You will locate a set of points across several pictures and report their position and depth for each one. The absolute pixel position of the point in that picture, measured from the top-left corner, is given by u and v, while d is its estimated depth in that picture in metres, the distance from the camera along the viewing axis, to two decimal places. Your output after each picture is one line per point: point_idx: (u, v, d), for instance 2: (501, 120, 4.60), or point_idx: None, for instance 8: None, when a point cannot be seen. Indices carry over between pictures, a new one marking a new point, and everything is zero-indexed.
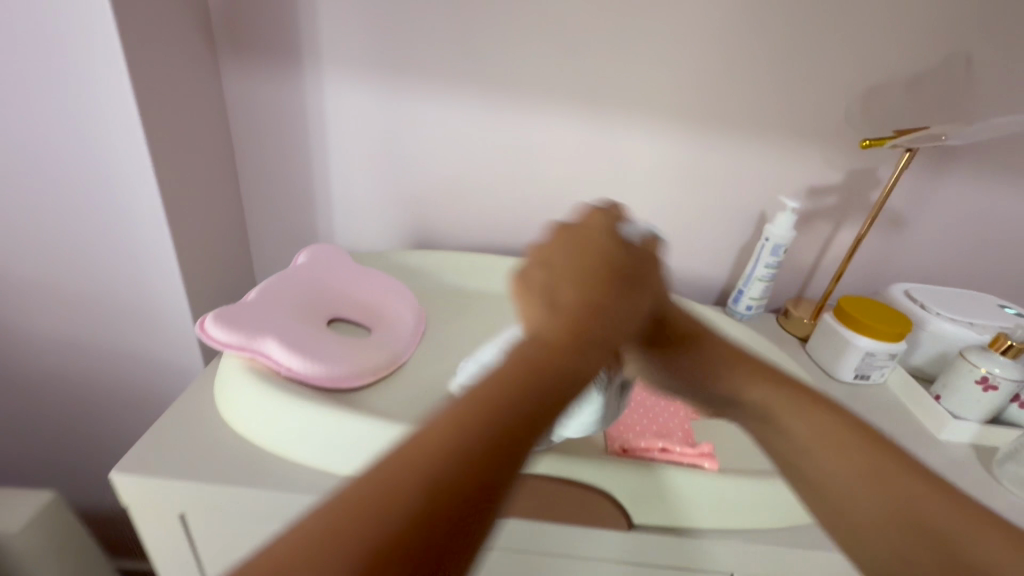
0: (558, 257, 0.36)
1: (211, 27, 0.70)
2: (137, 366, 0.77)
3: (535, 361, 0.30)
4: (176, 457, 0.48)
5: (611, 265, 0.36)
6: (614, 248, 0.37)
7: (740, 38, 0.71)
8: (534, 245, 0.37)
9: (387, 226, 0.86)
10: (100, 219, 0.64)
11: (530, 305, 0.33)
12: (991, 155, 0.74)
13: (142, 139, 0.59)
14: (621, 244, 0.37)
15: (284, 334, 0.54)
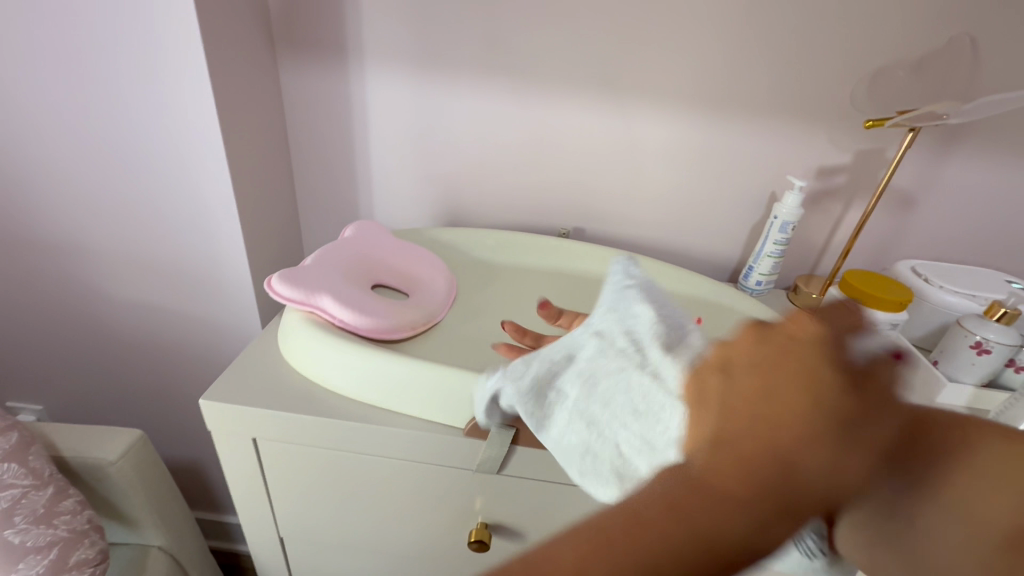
0: (665, 365, 0.34)
1: (271, 28, 0.80)
2: (207, 328, 0.89)
3: (613, 502, 0.28)
4: (252, 390, 0.58)
5: (703, 356, 0.33)
6: (718, 339, 0.33)
7: (749, 28, 0.76)
8: (591, 335, 0.38)
9: (422, 207, 0.95)
10: (181, 196, 0.75)
11: (626, 416, 0.33)
12: (997, 135, 0.77)
13: (216, 125, 0.69)
14: (732, 338, 0.34)
15: (338, 293, 0.63)
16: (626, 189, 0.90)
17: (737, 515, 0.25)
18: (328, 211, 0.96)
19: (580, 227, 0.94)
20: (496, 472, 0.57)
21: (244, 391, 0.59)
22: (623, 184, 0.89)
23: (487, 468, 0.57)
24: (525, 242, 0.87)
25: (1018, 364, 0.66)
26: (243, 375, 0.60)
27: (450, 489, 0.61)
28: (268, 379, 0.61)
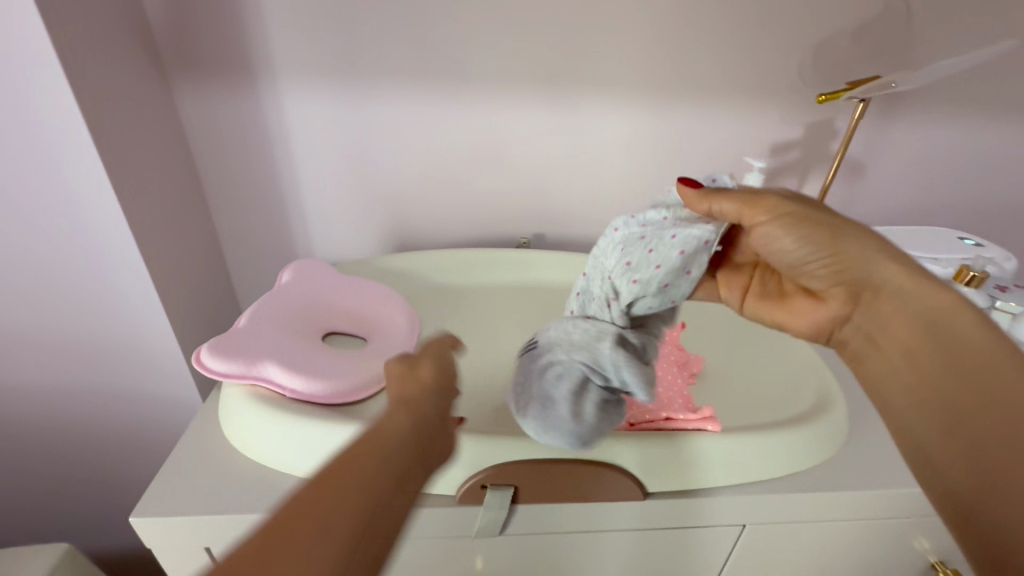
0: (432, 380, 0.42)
1: (156, 50, 0.68)
2: (131, 406, 0.76)
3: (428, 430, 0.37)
4: (194, 492, 0.49)
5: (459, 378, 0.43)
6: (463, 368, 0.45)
7: (691, 7, 0.72)
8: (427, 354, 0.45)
9: (366, 232, 0.86)
10: (72, 263, 0.63)
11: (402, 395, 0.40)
12: (936, 96, 0.77)
13: (104, 176, 0.58)
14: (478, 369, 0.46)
15: (284, 356, 0.54)
16: (583, 188, 0.85)
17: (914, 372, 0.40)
18: (258, 250, 0.85)
19: (540, 233, 0.88)
20: (497, 533, 0.52)
21: (186, 496, 0.49)
22: (578, 183, 0.84)
23: (488, 532, 0.52)
24: (485, 259, 0.80)
25: None
26: (181, 474, 0.51)
27: (446, 559, 0.54)
28: (214, 475, 0.51)
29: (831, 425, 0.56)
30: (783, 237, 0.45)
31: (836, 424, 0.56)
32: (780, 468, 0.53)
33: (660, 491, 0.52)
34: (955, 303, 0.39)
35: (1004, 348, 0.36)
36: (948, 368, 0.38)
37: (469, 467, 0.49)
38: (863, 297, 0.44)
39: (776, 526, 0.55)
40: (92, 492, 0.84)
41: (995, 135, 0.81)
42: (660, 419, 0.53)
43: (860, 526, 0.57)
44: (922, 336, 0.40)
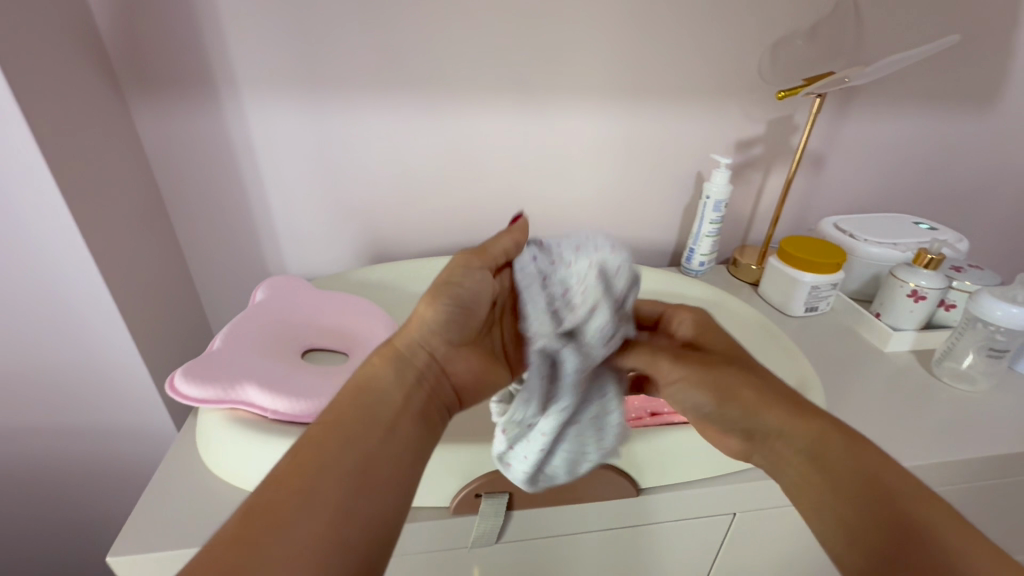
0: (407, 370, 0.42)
1: (110, 66, 0.65)
2: (99, 441, 0.72)
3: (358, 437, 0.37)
4: (179, 526, 0.47)
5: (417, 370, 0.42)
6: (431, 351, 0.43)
7: (652, 10, 0.73)
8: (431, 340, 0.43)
9: (340, 245, 0.84)
10: (30, 293, 0.60)
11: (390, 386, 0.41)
12: (886, 89, 0.81)
13: (62, 201, 0.55)
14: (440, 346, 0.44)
15: (263, 377, 0.52)
16: (557, 191, 0.86)
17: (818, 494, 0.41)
18: (227, 269, 0.83)
19: None
20: (493, 541, 0.52)
21: (167, 529, 0.47)
22: (552, 186, 0.85)
23: (484, 541, 0.51)
24: None
25: (949, 304, 0.72)
26: (161, 508, 0.49)
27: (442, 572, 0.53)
28: (193, 505, 0.49)
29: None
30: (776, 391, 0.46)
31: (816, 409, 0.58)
32: None
33: (654, 487, 0.52)
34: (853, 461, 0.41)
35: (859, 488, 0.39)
36: (848, 466, 0.41)
37: (461, 477, 0.48)
38: (883, 502, 0.38)
39: (764, 511, 0.56)
40: (57, 534, 0.79)
41: (941, 125, 0.86)
42: (646, 415, 0.54)
43: None
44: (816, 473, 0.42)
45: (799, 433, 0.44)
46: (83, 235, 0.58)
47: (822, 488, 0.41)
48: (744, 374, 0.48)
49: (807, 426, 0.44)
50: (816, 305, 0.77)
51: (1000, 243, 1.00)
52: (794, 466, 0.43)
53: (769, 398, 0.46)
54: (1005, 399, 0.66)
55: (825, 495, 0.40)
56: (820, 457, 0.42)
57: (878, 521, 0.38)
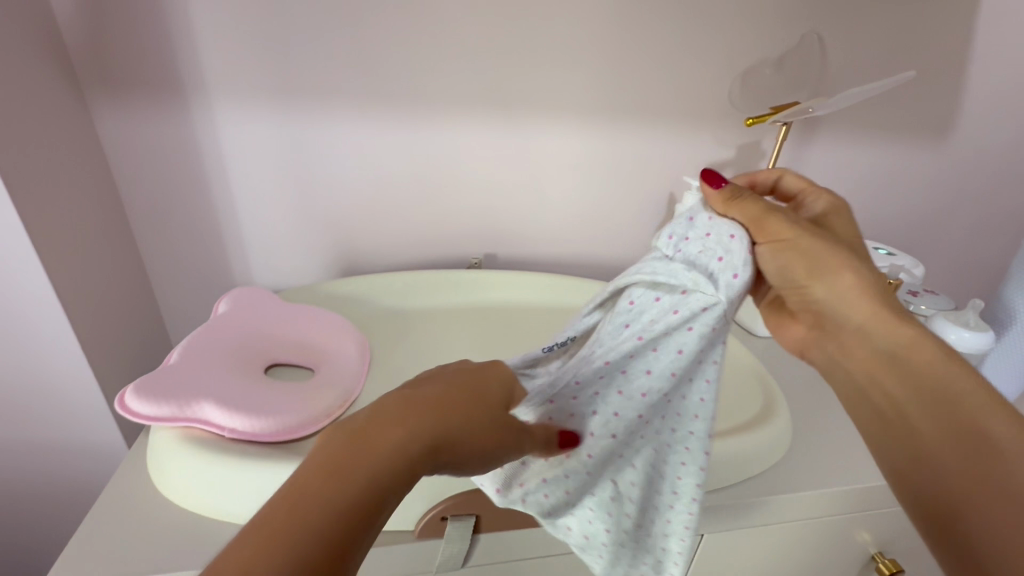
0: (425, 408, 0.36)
1: (70, 66, 0.63)
2: (40, 459, 0.68)
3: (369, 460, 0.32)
4: (123, 554, 0.44)
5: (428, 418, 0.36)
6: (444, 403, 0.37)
7: (628, 35, 0.75)
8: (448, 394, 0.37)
9: (310, 257, 0.82)
10: None
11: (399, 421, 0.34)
12: (847, 121, 0.85)
13: (10, 205, 0.52)
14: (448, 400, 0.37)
15: (222, 394, 0.50)
16: (532, 208, 0.86)
17: (902, 412, 0.43)
18: (191, 279, 0.80)
19: (491, 254, 0.89)
20: (460, 565, 0.50)
21: (110, 555, 0.44)
22: (528, 203, 0.85)
23: (450, 565, 0.50)
24: (437, 281, 0.79)
25: None
26: (102, 534, 0.46)
27: None
28: (140, 529, 0.46)
29: (778, 431, 0.58)
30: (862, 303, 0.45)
31: (782, 429, 0.59)
32: (735, 476, 0.55)
33: None
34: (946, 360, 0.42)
35: (966, 401, 0.41)
36: (937, 370, 0.42)
37: (427, 499, 0.47)
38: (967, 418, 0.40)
39: (731, 532, 0.56)
40: None
41: (898, 157, 0.90)
42: None
43: (807, 525, 0.59)
44: (890, 367, 0.43)
45: (911, 352, 0.43)
46: (32, 242, 0.55)
47: (908, 403, 0.43)
48: (840, 261, 0.43)
49: (901, 328, 0.44)
50: None
51: (954, 268, 1.05)
52: (896, 387, 0.43)
53: (891, 315, 0.44)
54: None
55: (916, 416, 0.42)
56: (902, 357, 0.43)
57: (960, 424, 0.41)
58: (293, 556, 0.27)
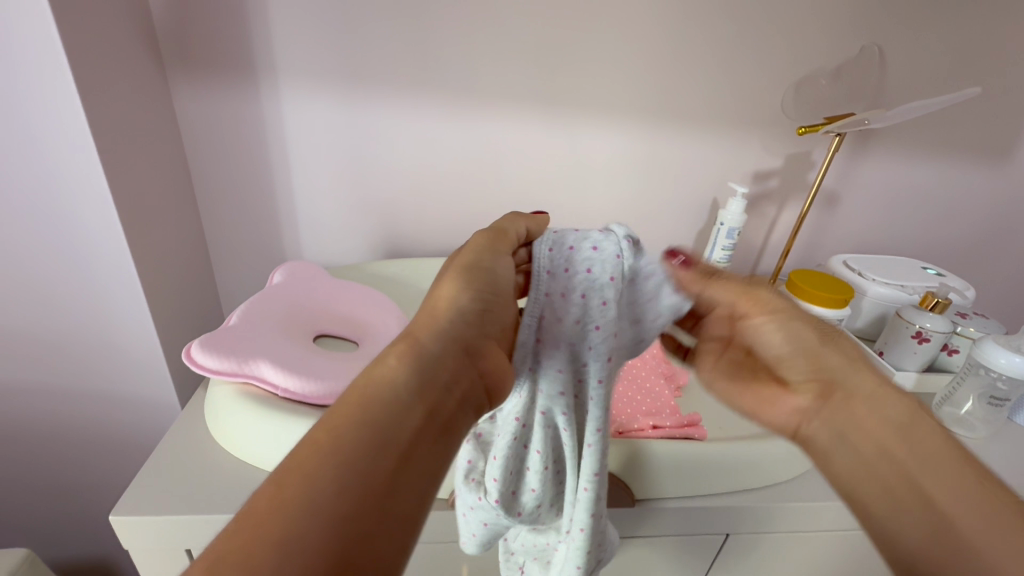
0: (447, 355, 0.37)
1: (156, 43, 0.68)
2: (102, 407, 0.73)
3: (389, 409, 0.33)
4: (183, 494, 0.48)
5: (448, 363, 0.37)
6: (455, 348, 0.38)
7: (683, 38, 0.76)
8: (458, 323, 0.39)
9: (357, 238, 0.86)
10: (57, 254, 0.61)
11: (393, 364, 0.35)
12: (902, 136, 0.83)
13: (99, 166, 0.57)
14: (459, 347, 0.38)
15: (278, 355, 0.53)
16: (574, 204, 0.87)
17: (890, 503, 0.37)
18: (245, 251, 0.84)
19: None
20: None
21: (170, 494, 0.48)
22: (569, 198, 0.87)
23: None
24: None
25: (951, 347, 0.73)
26: (164, 475, 0.49)
27: (431, 564, 0.54)
28: (198, 474, 0.50)
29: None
30: (772, 333, 0.45)
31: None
32: (763, 479, 0.55)
33: (648, 499, 0.53)
34: (910, 408, 0.40)
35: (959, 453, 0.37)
36: (922, 451, 0.38)
37: None
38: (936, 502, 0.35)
39: (753, 535, 0.57)
40: (47, 499, 0.79)
41: (955, 176, 0.88)
42: (648, 428, 0.56)
43: (833, 539, 0.59)
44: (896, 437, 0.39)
45: (872, 394, 0.41)
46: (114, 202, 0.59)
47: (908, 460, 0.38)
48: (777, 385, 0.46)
49: (890, 397, 0.41)
50: None
51: (1005, 296, 1.01)
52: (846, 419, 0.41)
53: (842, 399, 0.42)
54: (1002, 448, 0.66)
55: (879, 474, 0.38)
56: (905, 427, 0.39)
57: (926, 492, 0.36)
58: (327, 522, 0.27)
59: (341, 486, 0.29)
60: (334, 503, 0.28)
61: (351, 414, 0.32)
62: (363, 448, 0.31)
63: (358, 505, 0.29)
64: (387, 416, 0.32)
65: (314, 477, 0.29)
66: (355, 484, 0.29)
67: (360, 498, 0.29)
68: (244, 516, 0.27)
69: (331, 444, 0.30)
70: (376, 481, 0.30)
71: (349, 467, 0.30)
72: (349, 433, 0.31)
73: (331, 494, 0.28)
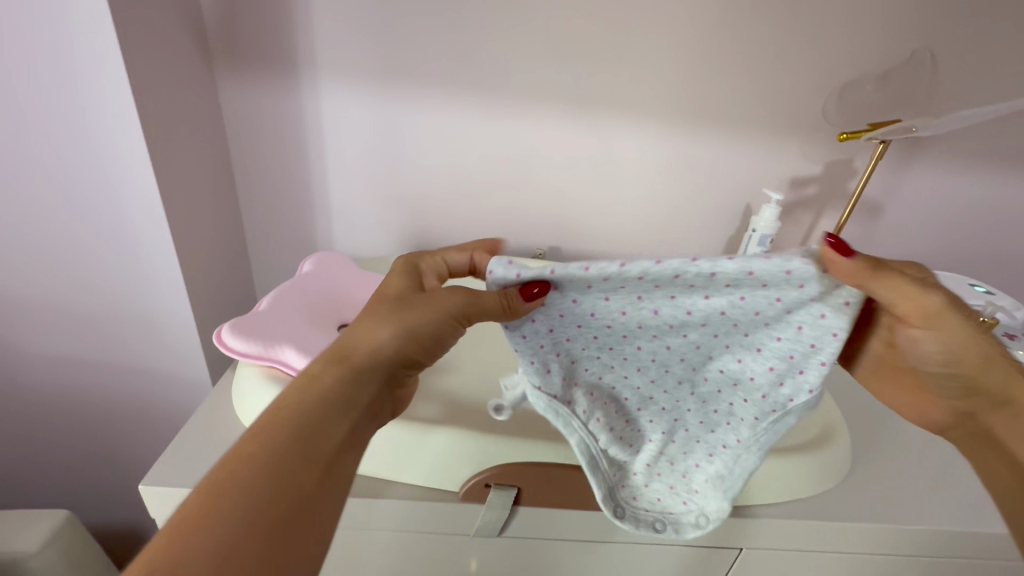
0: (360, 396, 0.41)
1: (204, 39, 0.71)
2: (141, 383, 0.77)
3: (305, 427, 0.37)
4: (207, 471, 0.50)
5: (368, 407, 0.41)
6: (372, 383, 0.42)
7: (721, 41, 0.74)
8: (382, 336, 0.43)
9: (386, 232, 0.88)
10: (106, 237, 0.65)
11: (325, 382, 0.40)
12: (954, 145, 0.79)
13: (146, 155, 0.60)
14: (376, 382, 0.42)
15: (301, 342, 0.55)
16: (603, 206, 0.86)
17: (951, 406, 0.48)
18: (280, 240, 0.87)
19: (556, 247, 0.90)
20: (496, 534, 0.53)
21: (197, 468, 0.50)
22: (600, 199, 0.86)
23: (486, 532, 0.52)
24: None
25: None
26: (190, 450, 0.52)
27: (441, 555, 0.55)
28: (222, 451, 0.52)
29: (831, 457, 0.56)
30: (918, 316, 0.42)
31: (837, 457, 0.57)
32: (782, 493, 0.53)
33: None
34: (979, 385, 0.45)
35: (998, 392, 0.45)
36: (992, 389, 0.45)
37: (473, 464, 0.50)
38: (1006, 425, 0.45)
39: (768, 551, 0.55)
40: (93, 466, 0.84)
41: (1012, 189, 0.83)
42: None
43: (857, 562, 0.56)
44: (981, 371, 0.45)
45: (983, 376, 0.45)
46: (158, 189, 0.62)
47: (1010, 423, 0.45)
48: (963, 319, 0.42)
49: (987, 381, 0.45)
50: None
51: None
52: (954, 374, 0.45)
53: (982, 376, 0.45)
54: None
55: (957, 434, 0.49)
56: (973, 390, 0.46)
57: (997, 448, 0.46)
58: (206, 560, 0.30)
59: (231, 526, 0.32)
60: (211, 552, 0.31)
61: (241, 458, 0.35)
62: (249, 494, 0.33)
63: (263, 533, 0.32)
64: (282, 447, 0.36)
65: (209, 504, 0.32)
66: (236, 528, 0.32)
67: (249, 528, 0.32)
68: (182, 509, 0.32)
69: (238, 467, 0.34)
70: (277, 521, 0.33)
71: (231, 509, 0.32)
72: (243, 480, 0.34)
73: (199, 537, 0.31)
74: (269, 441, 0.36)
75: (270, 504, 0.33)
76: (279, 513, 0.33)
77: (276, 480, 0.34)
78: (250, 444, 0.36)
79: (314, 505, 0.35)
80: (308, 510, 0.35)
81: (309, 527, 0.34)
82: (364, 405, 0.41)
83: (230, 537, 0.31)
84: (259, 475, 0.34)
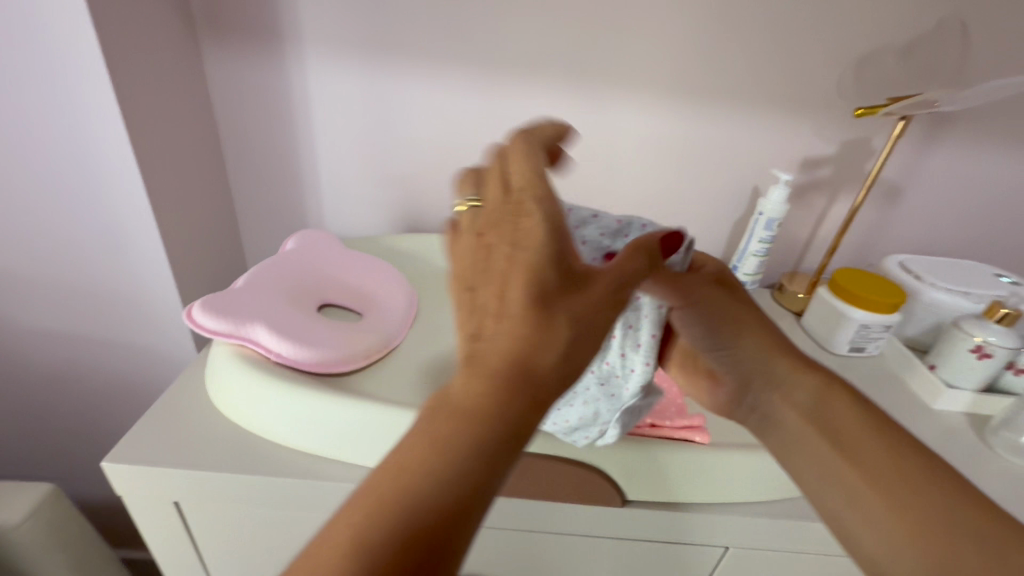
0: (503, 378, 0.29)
1: (188, 8, 0.69)
2: (131, 361, 0.76)
3: (432, 427, 0.28)
4: (174, 451, 0.49)
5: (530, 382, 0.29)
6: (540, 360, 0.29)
7: (730, 9, 0.69)
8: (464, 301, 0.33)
9: (378, 211, 0.85)
10: (88, 214, 0.63)
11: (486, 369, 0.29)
12: (983, 123, 0.73)
13: (122, 129, 0.58)
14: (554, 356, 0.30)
15: (274, 321, 0.53)
16: (603, 186, 0.83)
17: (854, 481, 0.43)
18: (271, 219, 0.86)
19: None
20: None
21: (165, 448, 0.49)
22: (599, 179, 0.82)
23: None
24: None
25: (1018, 366, 0.63)
26: (160, 429, 0.51)
27: None
28: (192, 432, 0.51)
29: None
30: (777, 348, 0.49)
31: None
32: (767, 492, 0.50)
33: (643, 499, 0.50)
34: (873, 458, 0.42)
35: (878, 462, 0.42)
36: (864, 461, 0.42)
37: None
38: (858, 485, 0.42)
39: (758, 552, 0.52)
40: (88, 441, 0.85)
41: None
42: (645, 424, 0.52)
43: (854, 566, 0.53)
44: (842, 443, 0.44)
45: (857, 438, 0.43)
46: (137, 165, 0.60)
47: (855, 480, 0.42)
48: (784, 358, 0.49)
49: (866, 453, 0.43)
50: (862, 347, 0.71)
51: None
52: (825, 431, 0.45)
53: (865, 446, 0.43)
54: None
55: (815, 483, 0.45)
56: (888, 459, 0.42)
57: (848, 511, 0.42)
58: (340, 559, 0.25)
59: (369, 539, 0.25)
60: (376, 551, 0.25)
61: (394, 456, 0.28)
62: (402, 491, 0.26)
63: (409, 564, 0.25)
64: (425, 442, 0.28)
65: (373, 509, 0.26)
66: (377, 537, 0.25)
67: (385, 546, 0.25)
68: (312, 544, 0.26)
69: (393, 470, 0.27)
70: (416, 539, 0.25)
71: (369, 521, 0.26)
72: (383, 491, 0.27)
73: (354, 545, 0.25)
74: (404, 440, 0.28)
75: (423, 518, 0.26)
76: (428, 526, 0.26)
77: (426, 485, 0.27)
78: (395, 446, 0.28)
79: (457, 523, 0.26)
80: (439, 537, 0.26)
81: (452, 547, 0.26)
82: (527, 392, 0.29)
83: (384, 540, 0.25)
84: (382, 481, 0.27)
